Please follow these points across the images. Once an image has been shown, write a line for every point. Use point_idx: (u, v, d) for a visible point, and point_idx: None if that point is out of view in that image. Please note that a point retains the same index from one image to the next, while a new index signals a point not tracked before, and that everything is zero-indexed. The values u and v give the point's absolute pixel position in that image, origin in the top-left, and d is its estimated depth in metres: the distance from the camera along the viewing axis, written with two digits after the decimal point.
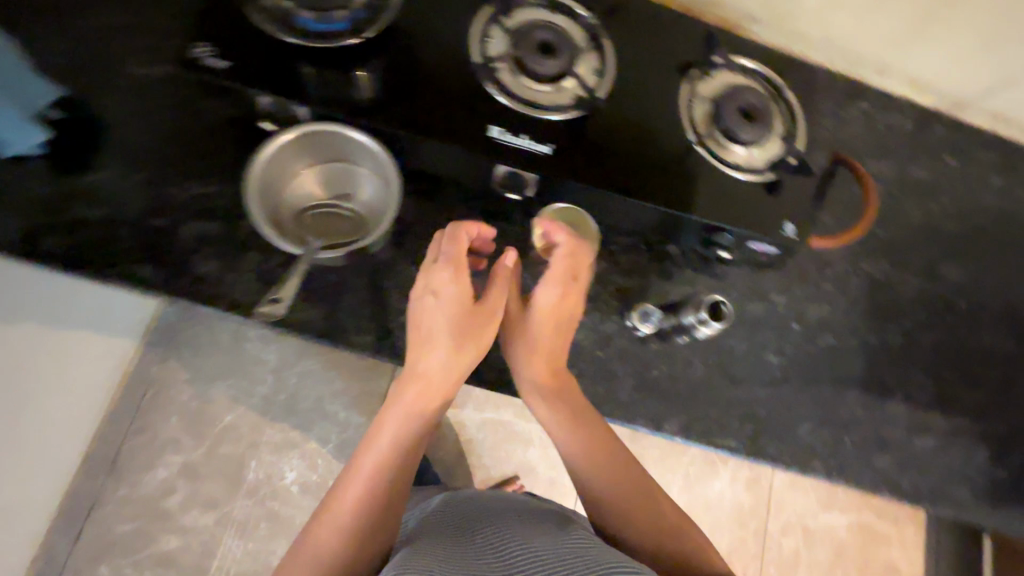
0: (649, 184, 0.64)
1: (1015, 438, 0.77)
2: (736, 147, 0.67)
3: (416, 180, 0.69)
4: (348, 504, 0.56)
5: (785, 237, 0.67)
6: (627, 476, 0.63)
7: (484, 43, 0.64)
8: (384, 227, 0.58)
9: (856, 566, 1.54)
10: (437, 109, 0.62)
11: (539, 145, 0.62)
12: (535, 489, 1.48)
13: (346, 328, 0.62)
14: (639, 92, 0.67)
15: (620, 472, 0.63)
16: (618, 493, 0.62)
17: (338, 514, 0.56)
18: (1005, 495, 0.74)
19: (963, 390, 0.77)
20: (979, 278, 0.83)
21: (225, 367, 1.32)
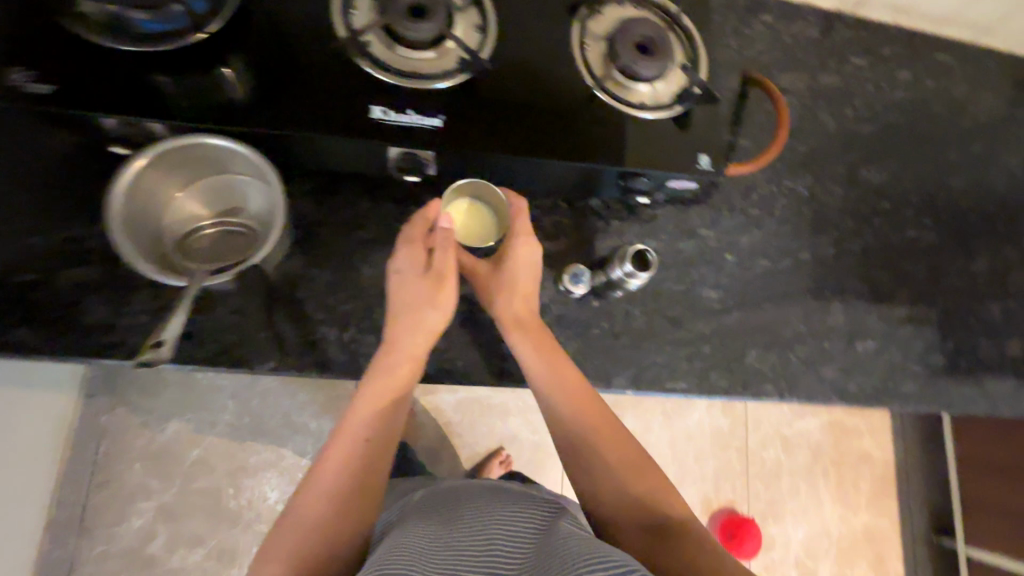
0: (553, 140, 0.61)
1: (951, 322, 0.79)
2: (637, 85, 0.64)
3: (310, 178, 0.65)
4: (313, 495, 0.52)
5: (701, 170, 0.65)
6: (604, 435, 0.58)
7: (349, 16, 0.59)
8: (273, 241, 0.54)
9: (835, 462, 1.62)
10: (310, 98, 0.57)
11: (428, 119, 0.58)
12: (522, 456, 1.49)
13: (262, 351, 0.58)
14: (527, 42, 0.63)
15: (601, 435, 0.59)
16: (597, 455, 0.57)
17: (305, 511, 0.51)
18: (947, 379, 0.77)
19: (896, 287, 0.79)
20: (898, 174, 0.84)
21: (181, 404, 1.33)
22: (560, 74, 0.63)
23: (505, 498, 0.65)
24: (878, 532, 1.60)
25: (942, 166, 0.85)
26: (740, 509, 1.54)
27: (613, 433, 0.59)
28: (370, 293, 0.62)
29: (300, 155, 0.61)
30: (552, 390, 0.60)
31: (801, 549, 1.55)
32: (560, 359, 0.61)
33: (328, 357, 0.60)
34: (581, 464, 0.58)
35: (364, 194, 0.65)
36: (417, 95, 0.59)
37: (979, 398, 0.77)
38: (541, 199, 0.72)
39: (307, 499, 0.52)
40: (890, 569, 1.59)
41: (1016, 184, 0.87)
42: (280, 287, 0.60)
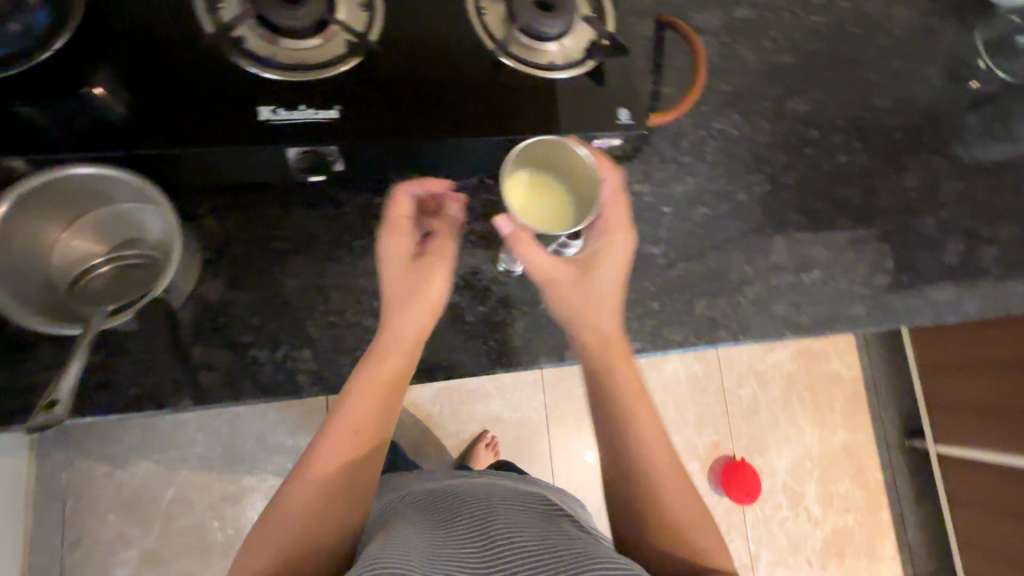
0: (462, 116, 0.58)
1: (891, 239, 0.80)
2: (543, 45, 0.61)
3: (212, 194, 0.60)
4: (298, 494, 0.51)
5: (622, 126, 0.63)
6: (665, 462, 0.59)
7: (216, 9, 0.54)
8: (174, 264, 0.50)
9: (808, 388, 1.67)
10: (187, 107, 0.52)
11: (323, 112, 0.54)
12: (508, 435, 1.49)
13: (192, 385, 0.56)
14: (419, 13, 0.59)
15: (663, 465, 0.59)
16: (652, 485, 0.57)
17: (288, 524, 0.50)
18: (894, 295, 0.78)
19: (833, 213, 0.79)
20: (823, 100, 0.83)
21: (144, 446, 1.27)
22: (460, 45, 0.59)
23: (511, 492, 0.65)
24: (857, 447, 1.67)
25: (864, 86, 0.85)
26: (725, 448, 1.58)
27: (672, 465, 0.59)
28: (297, 306, 0.59)
29: (193, 172, 0.56)
30: (618, 409, 0.59)
31: (787, 475, 1.61)
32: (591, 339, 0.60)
33: (264, 380, 0.57)
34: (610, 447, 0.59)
35: (274, 202, 0.61)
36: (308, 88, 0.54)
37: (925, 309, 0.79)
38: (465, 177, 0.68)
39: (289, 512, 0.51)
40: (873, 479, 1.66)
41: (937, 93, 0.88)
42: (201, 317, 0.57)
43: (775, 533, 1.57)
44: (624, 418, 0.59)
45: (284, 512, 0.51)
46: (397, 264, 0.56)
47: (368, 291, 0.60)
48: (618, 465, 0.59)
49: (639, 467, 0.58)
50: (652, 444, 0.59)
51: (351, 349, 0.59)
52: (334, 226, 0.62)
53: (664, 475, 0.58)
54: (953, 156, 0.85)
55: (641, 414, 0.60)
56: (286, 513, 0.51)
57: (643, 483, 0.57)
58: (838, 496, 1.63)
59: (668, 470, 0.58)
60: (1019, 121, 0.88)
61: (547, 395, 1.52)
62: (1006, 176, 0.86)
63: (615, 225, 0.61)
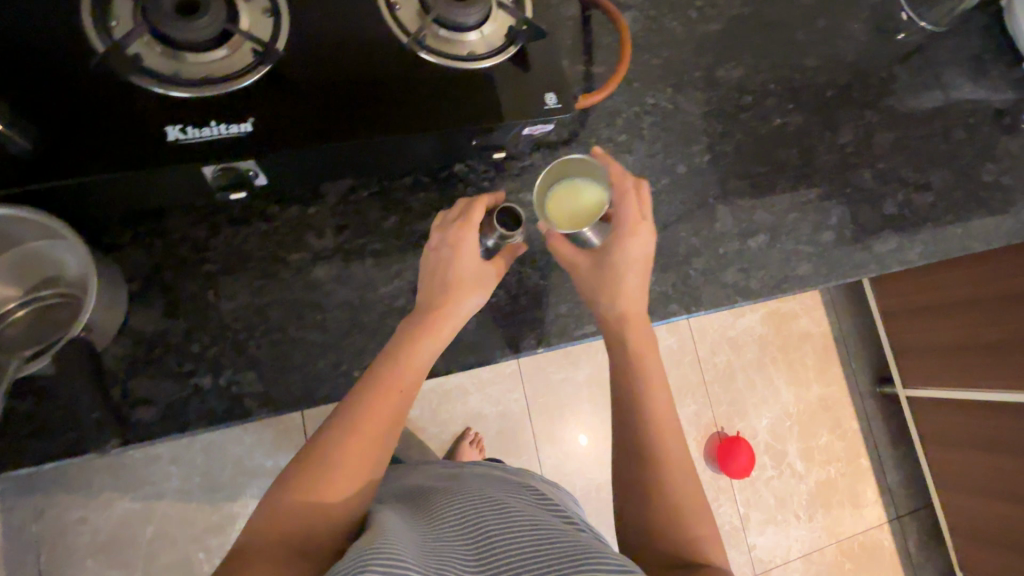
0: (383, 115, 0.56)
1: (832, 196, 0.82)
2: (461, 36, 0.60)
3: (135, 222, 0.59)
4: (301, 485, 0.49)
5: (551, 111, 0.62)
6: (675, 447, 0.59)
7: (108, 28, 0.51)
8: (95, 295, 0.48)
9: (780, 348, 1.71)
10: (85, 134, 0.49)
11: (238, 125, 0.52)
12: (491, 430, 1.48)
13: (136, 420, 0.54)
14: (327, 14, 0.57)
15: (674, 449, 0.59)
16: (658, 467, 0.58)
17: (298, 495, 0.49)
18: (839, 251, 0.80)
19: (774, 176, 0.80)
20: (754, 65, 0.84)
21: (115, 486, 1.23)
22: (374, 43, 0.57)
23: (503, 482, 0.64)
24: (832, 399, 1.72)
25: (793, 47, 0.86)
26: (706, 416, 1.61)
27: (682, 453, 0.59)
28: (237, 328, 0.58)
29: (106, 201, 0.54)
30: (636, 389, 0.61)
31: (768, 435, 1.64)
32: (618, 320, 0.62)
33: (210, 408, 0.56)
34: (631, 426, 0.60)
35: (201, 225, 0.60)
36: (218, 102, 0.53)
37: (870, 261, 0.80)
38: (400, 178, 0.66)
39: (300, 484, 0.49)
40: (850, 429, 1.71)
41: (865, 47, 0.89)
42: (136, 350, 0.56)
43: (762, 493, 1.60)
44: (642, 400, 0.60)
45: (295, 482, 0.49)
46: (446, 254, 0.58)
47: (309, 304, 0.60)
48: (628, 443, 0.60)
49: (650, 447, 0.59)
50: (666, 427, 0.60)
51: (297, 366, 0.59)
52: (267, 243, 0.61)
53: (673, 458, 0.58)
54: (885, 109, 0.87)
55: (658, 397, 0.61)
56: (296, 484, 0.49)
57: (650, 463, 0.58)
58: (818, 449, 1.67)
59: (677, 455, 0.59)
60: (945, 68, 0.90)
61: (526, 384, 1.52)
62: (937, 123, 0.88)
63: (629, 224, 0.61)
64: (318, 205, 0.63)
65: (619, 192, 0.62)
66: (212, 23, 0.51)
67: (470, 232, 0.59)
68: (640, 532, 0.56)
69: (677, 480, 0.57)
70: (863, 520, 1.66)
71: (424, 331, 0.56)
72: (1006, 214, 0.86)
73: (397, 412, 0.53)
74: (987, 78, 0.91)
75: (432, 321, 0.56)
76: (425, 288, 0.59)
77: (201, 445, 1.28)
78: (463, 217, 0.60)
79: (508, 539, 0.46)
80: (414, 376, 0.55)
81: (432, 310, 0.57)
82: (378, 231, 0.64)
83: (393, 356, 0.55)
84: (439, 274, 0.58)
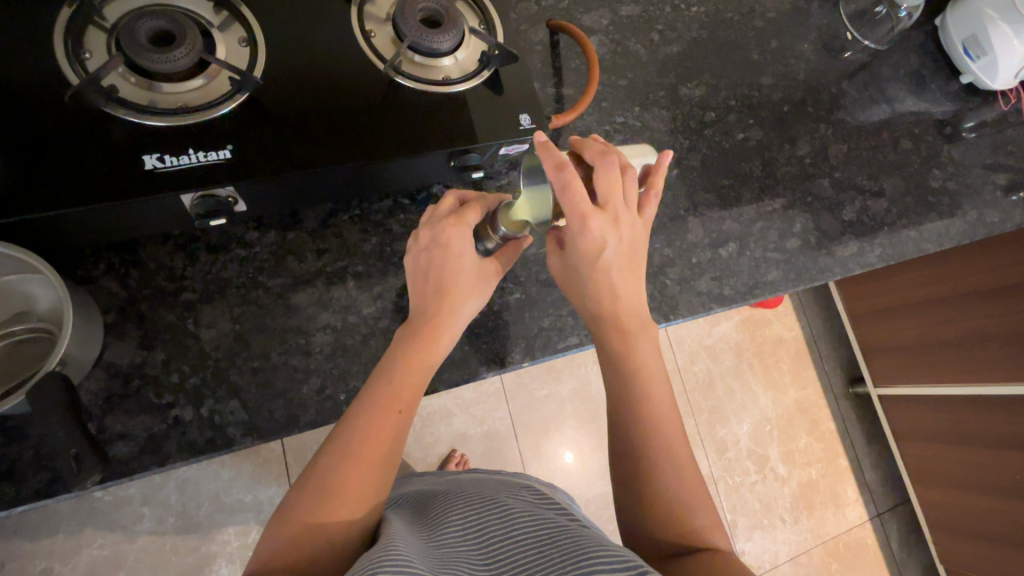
0: (360, 139, 0.57)
1: (794, 206, 0.86)
2: (437, 61, 0.62)
3: (109, 252, 0.58)
4: (304, 508, 0.48)
5: (525, 131, 0.64)
6: (668, 437, 0.58)
7: (80, 62, 0.52)
8: (69, 333, 0.48)
9: (755, 353, 1.75)
10: (59, 167, 0.49)
11: (217, 152, 0.53)
12: (477, 451, 1.46)
13: (111, 457, 0.52)
14: (304, 41, 0.58)
15: (668, 439, 0.58)
16: (653, 457, 0.57)
17: (299, 514, 0.48)
18: (803, 256, 0.84)
19: (739, 188, 0.84)
20: (714, 83, 0.88)
21: (84, 531, 1.17)
22: (350, 70, 0.59)
23: (503, 484, 0.64)
24: (808, 402, 1.76)
25: (749, 66, 0.91)
26: (689, 426, 1.62)
27: (679, 441, 0.59)
28: (217, 357, 0.57)
29: (80, 232, 0.53)
30: (629, 381, 0.59)
31: (750, 441, 1.67)
32: (611, 311, 0.59)
33: (191, 439, 0.55)
34: (628, 426, 0.59)
35: (178, 253, 0.59)
36: (195, 131, 0.53)
37: (834, 265, 0.84)
38: (379, 201, 0.67)
39: (302, 502, 0.49)
40: (827, 430, 1.76)
41: (816, 65, 0.95)
42: (112, 384, 0.54)
43: (747, 498, 1.62)
44: (637, 392, 0.59)
45: (299, 500, 0.49)
46: (437, 254, 0.57)
47: (292, 330, 0.60)
48: (622, 436, 0.59)
49: (644, 440, 0.58)
50: (663, 416, 0.59)
51: (282, 392, 0.58)
52: (245, 270, 0.61)
53: (670, 446, 0.58)
54: (838, 121, 0.93)
55: (655, 388, 0.59)
56: (299, 501, 0.49)
57: (643, 455, 0.57)
58: (799, 452, 1.71)
59: (675, 444, 0.58)
60: (889, 83, 0.97)
61: (510, 402, 1.51)
62: (886, 134, 0.94)
63: (576, 220, 0.53)
64: (297, 230, 0.63)
65: (559, 186, 0.52)
66: (189, 54, 0.52)
67: (460, 230, 0.57)
68: (643, 524, 0.56)
69: (673, 469, 0.57)
70: (846, 519, 1.70)
71: (420, 338, 0.55)
72: (954, 217, 0.91)
73: (397, 423, 0.52)
74: (927, 92, 0.98)
75: (429, 327, 0.56)
76: (419, 292, 0.57)
77: (176, 483, 1.23)
78: (453, 215, 0.58)
79: (518, 552, 0.46)
80: (411, 386, 0.54)
81: (426, 315, 0.56)
82: (359, 253, 0.64)
83: (389, 367, 0.54)
84: (433, 276, 0.57)
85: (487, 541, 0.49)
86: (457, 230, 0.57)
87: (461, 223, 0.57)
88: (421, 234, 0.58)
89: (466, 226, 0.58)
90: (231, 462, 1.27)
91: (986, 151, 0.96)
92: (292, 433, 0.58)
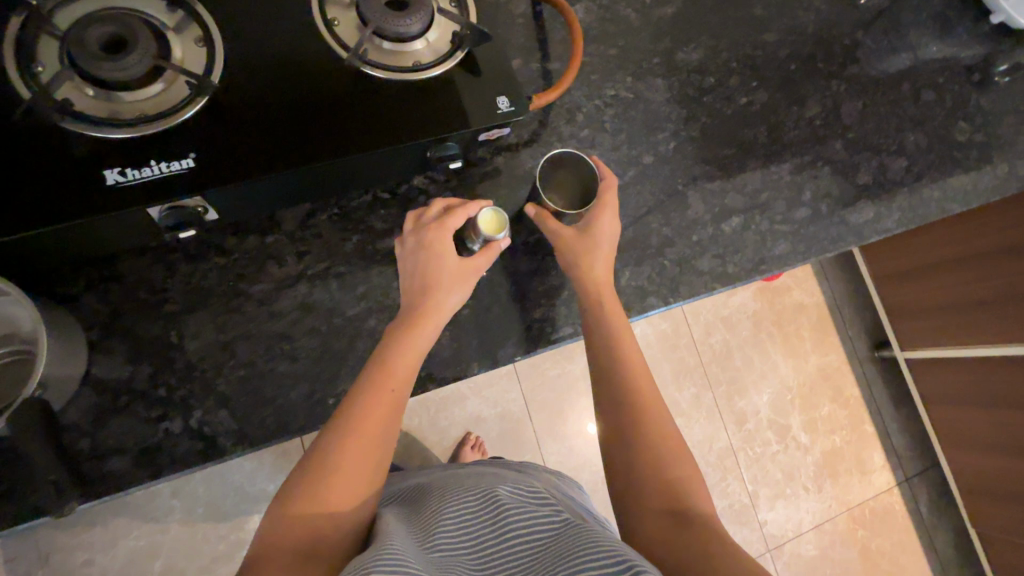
0: (330, 136, 0.55)
1: (804, 171, 0.80)
2: (407, 45, 0.58)
3: (87, 268, 0.57)
4: (300, 505, 0.47)
5: (503, 115, 0.60)
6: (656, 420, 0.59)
7: (33, 74, 0.50)
8: (45, 354, 0.48)
9: (774, 321, 1.69)
10: (22, 188, 0.48)
11: (180, 161, 0.51)
12: (492, 433, 1.47)
13: (107, 471, 0.53)
14: (264, 35, 0.55)
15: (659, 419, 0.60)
16: (641, 433, 0.58)
17: (294, 509, 0.47)
18: (813, 226, 0.79)
19: (743, 157, 0.79)
20: (713, 45, 0.82)
21: (119, 523, 1.22)
22: (314, 63, 0.56)
23: (495, 475, 0.63)
24: (831, 369, 1.71)
25: (752, 23, 0.85)
26: (707, 398, 1.60)
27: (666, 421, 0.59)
28: (203, 368, 0.57)
29: (53, 251, 0.52)
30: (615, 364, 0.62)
31: (770, 411, 1.64)
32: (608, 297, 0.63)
33: (183, 450, 0.55)
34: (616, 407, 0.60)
35: (157, 264, 0.59)
36: (156, 140, 0.51)
37: (848, 233, 0.79)
38: (359, 196, 0.65)
39: (298, 501, 0.47)
40: (852, 397, 1.71)
41: (826, 15, 0.87)
42: (101, 400, 0.55)
43: (769, 468, 1.60)
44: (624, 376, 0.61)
45: (294, 495, 0.48)
46: (423, 256, 0.58)
47: (276, 336, 0.59)
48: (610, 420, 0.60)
49: (630, 421, 0.59)
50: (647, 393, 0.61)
51: (270, 399, 0.58)
52: (227, 277, 0.60)
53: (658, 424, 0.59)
54: (852, 76, 0.86)
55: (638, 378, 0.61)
56: (293, 497, 0.48)
57: (636, 435, 0.58)
58: (821, 420, 1.67)
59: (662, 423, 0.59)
60: (910, 29, 0.89)
61: (523, 384, 1.51)
62: (906, 86, 0.87)
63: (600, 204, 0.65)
64: (276, 233, 0.62)
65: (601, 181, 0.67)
66: (142, 60, 0.50)
67: (443, 235, 0.58)
68: (639, 498, 0.55)
69: (666, 446, 0.58)
70: (872, 485, 1.66)
71: (407, 328, 0.55)
72: (983, 172, 0.85)
73: (390, 410, 0.52)
74: (954, 36, 0.90)
75: (414, 321, 0.55)
76: (407, 290, 0.58)
77: (201, 475, 1.27)
78: (437, 220, 0.59)
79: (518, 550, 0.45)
80: (401, 380, 0.53)
81: (415, 307, 0.56)
82: (340, 253, 0.63)
83: (378, 360, 0.54)
84: (419, 276, 0.58)
85: (483, 532, 0.49)
86: (441, 234, 0.58)
87: (448, 226, 0.58)
88: (408, 238, 0.59)
89: (450, 232, 0.58)
90: (253, 454, 1.30)
91: (1018, 97, 0.88)
92: (283, 439, 0.58)
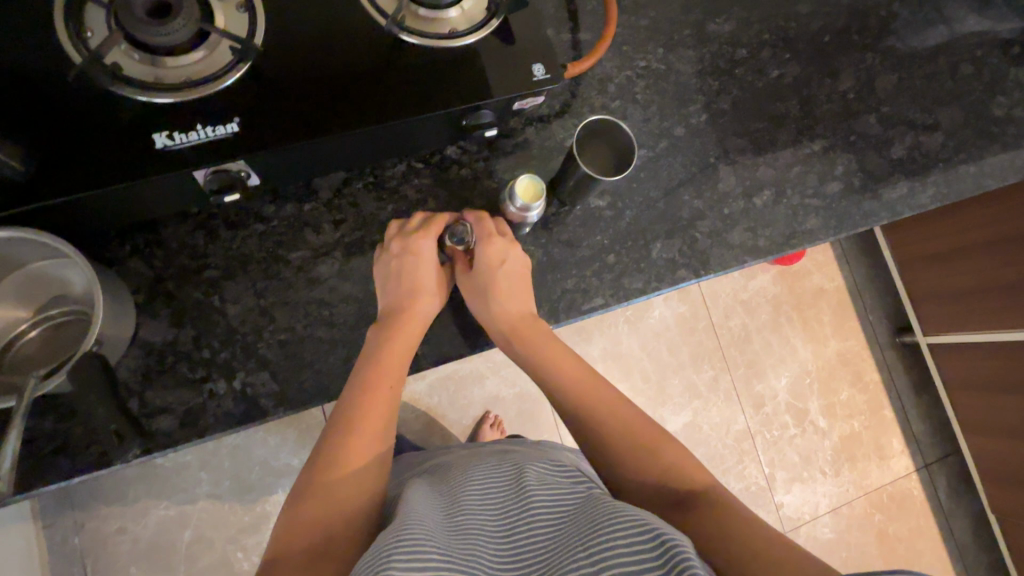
0: (367, 103, 0.55)
1: (837, 145, 0.79)
2: (443, 12, 0.58)
3: (133, 233, 0.59)
4: (309, 507, 0.50)
5: (538, 83, 0.60)
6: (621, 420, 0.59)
7: (82, 39, 0.50)
8: (100, 315, 0.49)
9: (793, 305, 1.68)
10: (74, 151, 0.49)
11: (224, 126, 0.52)
12: (511, 412, 1.48)
13: (155, 429, 0.55)
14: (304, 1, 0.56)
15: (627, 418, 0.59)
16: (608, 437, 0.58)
17: (305, 511, 0.50)
18: (844, 201, 0.78)
19: (775, 130, 0.78)
20: (746, 16, 0.81)
21: (150, 493, 1.26)
22: (351, 29, 0.56)
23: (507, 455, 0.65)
24: (850, 353, 1.70)
25: None
26: (725, 381, 1.60)
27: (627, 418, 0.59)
28: (244, 331, 0.59)
29: (102, 215, 0.54)
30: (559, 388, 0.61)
31: (788, 394, 1.64)
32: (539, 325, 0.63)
33: (227, 411, 0.57)
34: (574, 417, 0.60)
35: (199, 231, 0.60)
36: (201, 106, 0.52)
37: (880, 209, 0.78)
38: (393, 165, 0.65)
39: (309, 504, 0.50)
40: (871, 382, 1.70)
41: None
42: (149, 361, 0.56)
43: (786, 452, 1.60)
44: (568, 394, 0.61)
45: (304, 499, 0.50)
46: (409, 263, 0.59)
47: (315, 302, 0.60)
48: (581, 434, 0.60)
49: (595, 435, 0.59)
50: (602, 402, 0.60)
51: (310, 363, 0.59)
52: (266, 244, 0.61)
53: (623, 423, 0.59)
54: (887, 49, 0.84)
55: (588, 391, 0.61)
56: (303, 501, 0.50)
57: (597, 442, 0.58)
58: (840, 404, 1.66)
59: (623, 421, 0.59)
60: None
61: None
62: (943, 59, 0.85)
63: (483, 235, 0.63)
64: (313, 201, 0.63)
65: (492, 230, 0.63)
66: (187, 24, 0.50)
67: (429, 241, 0.60)
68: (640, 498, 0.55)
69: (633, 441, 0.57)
70: (890, 471, 1.66)
71: (388, 334, 0.57)
72: (1021, 148, 0.83)
73: (382, 411, 0.55)
74: (993, 8, 0.88)
75: (394, 328, 0.57)
76: (385, 296, 0.59)
77: (227, 449, 1.31)
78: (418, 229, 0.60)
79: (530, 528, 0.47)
80: (390, 380, 0.56)
81: (395, 315, 0.58)
82: (375, 222, 0.64)
83: (366, 364, 0.56)
84: (404, 283, 0.59)
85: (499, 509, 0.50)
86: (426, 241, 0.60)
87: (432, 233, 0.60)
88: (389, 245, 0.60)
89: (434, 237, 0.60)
90: (277, 429, 1.33)
91: None
92: (322, 402, 0.59)
